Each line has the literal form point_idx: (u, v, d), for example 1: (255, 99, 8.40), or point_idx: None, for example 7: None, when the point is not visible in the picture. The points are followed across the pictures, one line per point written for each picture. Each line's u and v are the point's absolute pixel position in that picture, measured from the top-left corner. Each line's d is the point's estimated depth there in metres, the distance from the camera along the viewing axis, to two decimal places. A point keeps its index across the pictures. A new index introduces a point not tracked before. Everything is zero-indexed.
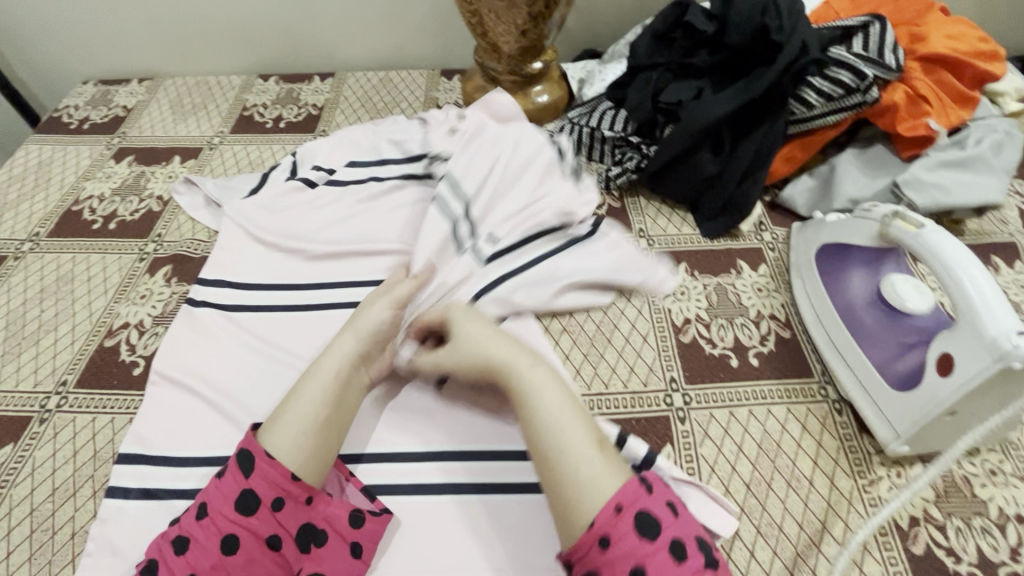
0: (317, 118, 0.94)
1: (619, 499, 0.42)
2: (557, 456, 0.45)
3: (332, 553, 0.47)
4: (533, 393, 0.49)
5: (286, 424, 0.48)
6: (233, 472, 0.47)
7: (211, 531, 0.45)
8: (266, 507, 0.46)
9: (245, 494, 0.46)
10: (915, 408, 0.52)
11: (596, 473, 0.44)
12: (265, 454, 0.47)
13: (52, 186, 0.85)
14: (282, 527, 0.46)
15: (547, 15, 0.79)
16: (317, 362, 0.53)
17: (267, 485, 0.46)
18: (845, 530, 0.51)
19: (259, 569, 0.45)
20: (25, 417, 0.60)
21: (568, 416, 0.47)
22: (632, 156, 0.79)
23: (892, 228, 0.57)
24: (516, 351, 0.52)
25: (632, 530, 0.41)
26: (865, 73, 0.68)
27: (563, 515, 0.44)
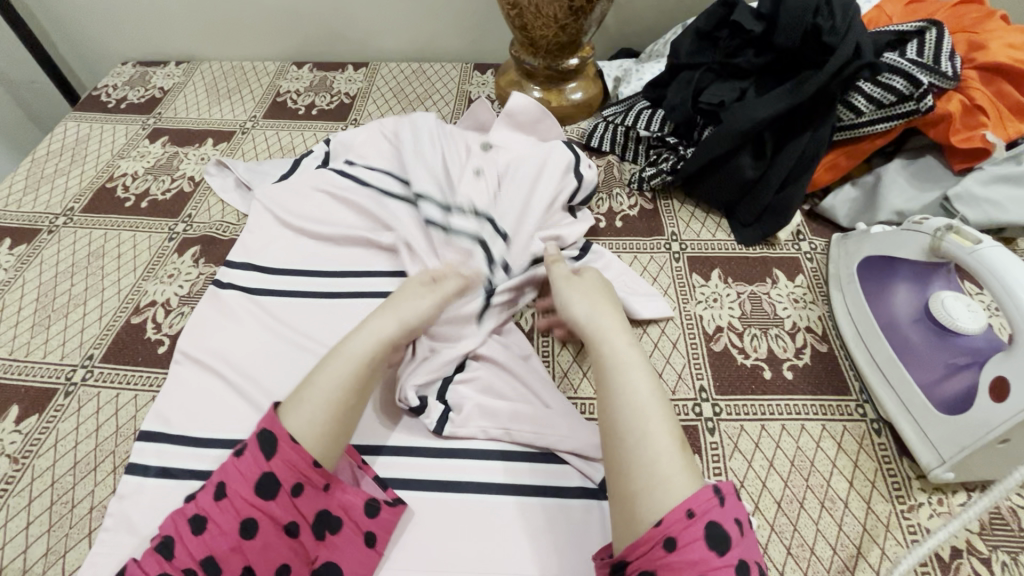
0: (349, 107, 0.94)
1: (691, 505, 0.40)
2: (636, 438, 0.44)
3: (347, 542, 0.47)
4: (623, 369, 0.49)
5: (311, 402, 0.47)
6: (252, 453, 0.45)
7: (229, 514, 0.43)
8: (287, 493, 0.45)
9: (266, 477, 0.44)
10: (964, 434, 0.49)
11: (673, 467, 0.43)
12: (289, 437, 0.45)
13: (88, 163, 0.86)
14: (300, 514, 0.45)
15: (588, 10, 0.77)
16: (346, 340, 0.52)
17: (289, 469, 0.45)
18: (881, 558, 0.48)
19: (275, 555, 0.44)
20: (51, 389, 0.60)
21: (655, 401, 0.47)
22: (668, 157, 0.77)
23: (945, 241, 0.54)
24: (616, 329, 0.53)
25: (701, 539, 0.39)
26: (920, 82, 0.65)
27: (629, 503, 0.42)
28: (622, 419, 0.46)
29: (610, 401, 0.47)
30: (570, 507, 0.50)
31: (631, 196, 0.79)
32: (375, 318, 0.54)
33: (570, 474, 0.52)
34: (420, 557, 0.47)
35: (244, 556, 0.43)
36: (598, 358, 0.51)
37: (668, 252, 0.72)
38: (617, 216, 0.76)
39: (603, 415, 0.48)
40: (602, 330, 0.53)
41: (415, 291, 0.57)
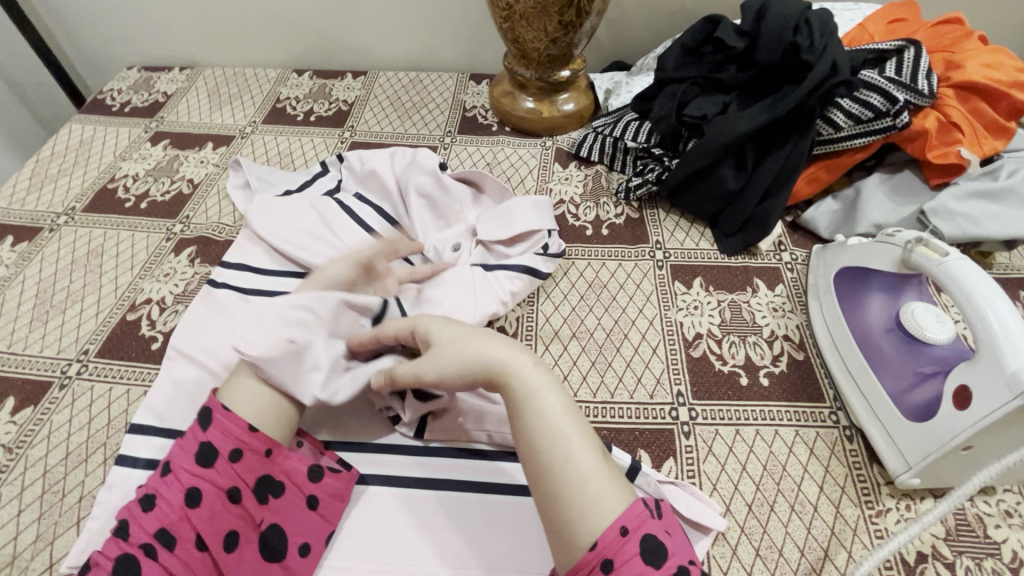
0: (347, 114, 0.97)
1: (624, 521, 0.40)
2: (557, 464, 0.42)
3: (290, 505, 0.49)
4: (531, 399, 0.45)
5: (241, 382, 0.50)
6: (192, 429, 0.47)
7: (174, 487, 0.45)
8: (224, 459, 0.46)
9: (203, 447, 0.46)
10: (929, 441, 0.51)
11: (600, 488, 0.42)
12: (224, 406, 0.48)
13: (91, 164, 0.88)
14: (241, 480, 0.46)
15: (577, 24, 0.80)
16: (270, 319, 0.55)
17: (224, 437, 0.47)
18: (848, 562, 0.50)
19: (222, 522, 0.45)
20: (46, 382, 0.62)
21: (572, 425, 0.44)
22: (654, 168, 0.79)
23: (913, 254, 0.55)
24: (505, 363, 0.46)
25: (638, 555, 0.39)
26: (896, 98, 0.67)
27: (565, 527, 0.41)
28: (540, 449, 0.43)
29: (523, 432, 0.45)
30: None
31: (618, 205, 0.80)
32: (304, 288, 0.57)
33: None
34: (397, 552, 0.49)
35: (193, 525, 0.44)
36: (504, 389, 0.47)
37: (651, 260, 0.74)
38: (604, 224, 0.78)
39: (523, 444, 0.45)
40: (501, 364, 0.47)
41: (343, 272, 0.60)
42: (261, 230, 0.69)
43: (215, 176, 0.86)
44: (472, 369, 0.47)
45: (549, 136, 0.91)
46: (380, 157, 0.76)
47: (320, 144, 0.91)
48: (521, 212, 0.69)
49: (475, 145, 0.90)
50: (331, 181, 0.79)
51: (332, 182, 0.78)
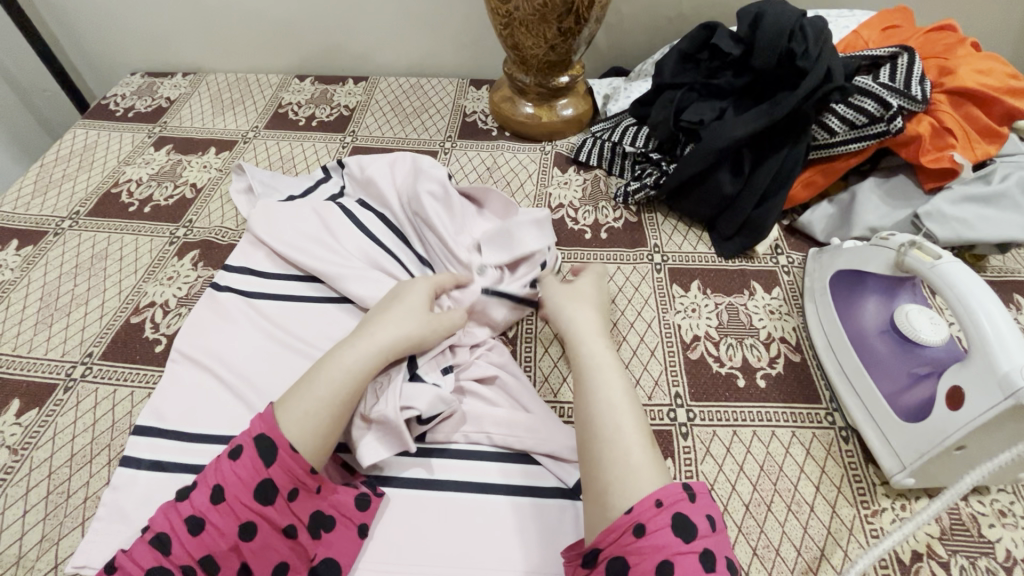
0: (348, 119, 0.98)
1: (660, 495, 0.42)
2: (611, 434, 0.47)
3: (341, 536, 0.49)
4: (603, 370, 0.53)
5: (303, 414, 0.48)
6: (251, 459, 0.46)
7: (227, 516, 0.45)
8: (283, 498, 0.46)
9: (264, 484, 0.46)
10: (923, 441, 0.51)
11: (644, 465, 0.45)
12: (289, 445, 0.47)
13: (95, 169, 0.89)
14: (296, 516, 0.47)
15: (576, 31, 0.81)
16: (338, 351, 0.53)
17: (285, 475, 0.47)
18: (844, 561, 0.50)
19: (273, 554, 0.46)
20: (52, 384, 0.63)
21: (625, 408, 0.49)
22: (652, 172, 0.80)
23: (907, 257, 0.56)
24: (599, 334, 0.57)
25: (668, 527, 0.41)
26: (891, 103, 0.68)
27: (602, 492, 0.44)
28: (600, 409, 0.49)
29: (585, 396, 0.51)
30: (546, 506, 0.52)
31: (616, 209, 0.81)
32: (377, 327, 0.55)
33: (545, 476, 0.53)
34: (394, 551, 0.49)
35: (240, 555, 0.45)
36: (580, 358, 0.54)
37: (650, 263, 0.75)
38: (603, 228, 0.79)
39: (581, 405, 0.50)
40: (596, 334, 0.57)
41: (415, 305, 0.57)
42: (262, 235, 0.71)
43: (217, 180, 0.87)
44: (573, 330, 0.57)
45: (548, 141, 0.92)
46: (382, 163, 0.76)
47: (322, 149, 0.92)
48: (527, 236, 0.68)
49: (475, 150, 0.91)
50: (335, 187, 0.80)
51: (336, 187, 0.79)
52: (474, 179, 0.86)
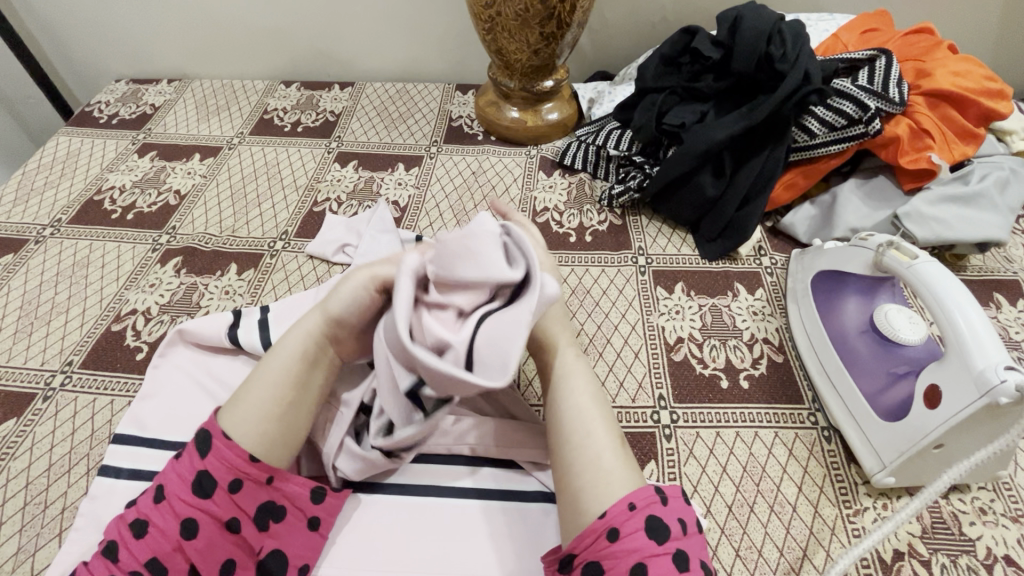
0: (334, 124, 0.98)
1: (632, 498, 0.41)
2: (573, 438, 0.45)
3: (290, 528, 0.47)
4: (570, 380, 0.49)
5: (243, 408, 0.46)
6: (189, 453, 0.45)
7: (167, 515, 0.43)
8: (223, 490, 0.44)
9: (201, 476, 0.44)
10: (901, 439, 0.52)
11: (614, 467, 0.44)
12: (224, 434, 0.45)
13: (77, 176, 0.89)
14: (241, 510, 0.44)
15: (559, 36, 0.81)
16: (283, 340, 0.50)
17: (224, 467, 0.44)
18: (826, 561, 0.50)
19: (219, 551, 0.43)
20: (30, 394, 0.62)
21: (595, 412, 0.47)
22: (635, 175, 0.81)
23: (885, 257, 0.56)
24: (565, 334, 0.52)
25: (642, 530, 0.40)
26: (868, 106, 0.69)
27: (574, 498, 0.43)
28: (564, 422, 0.46)
29: (556, 404, 0.48)
30: (528, 509, 0.51)
31: (601, 212, 0.82)
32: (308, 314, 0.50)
33: (527, 480, 0.53)
34: (382, 556, 0.49)
35: (186, 556, 0.42)
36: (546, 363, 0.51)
37: (634, 266, 0.75)
38: (588, 231, 0.79)
39: (551, 415, 0.48)
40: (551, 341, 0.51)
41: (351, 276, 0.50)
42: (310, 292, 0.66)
43: (201, 187, 0.87)
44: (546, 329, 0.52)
45: (534, 145, 0.93)
46: None
47: (307, 154, 0.92)
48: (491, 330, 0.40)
49: (460, 155, 0.91)
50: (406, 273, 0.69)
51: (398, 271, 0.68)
52: (459, 184, 0.86)
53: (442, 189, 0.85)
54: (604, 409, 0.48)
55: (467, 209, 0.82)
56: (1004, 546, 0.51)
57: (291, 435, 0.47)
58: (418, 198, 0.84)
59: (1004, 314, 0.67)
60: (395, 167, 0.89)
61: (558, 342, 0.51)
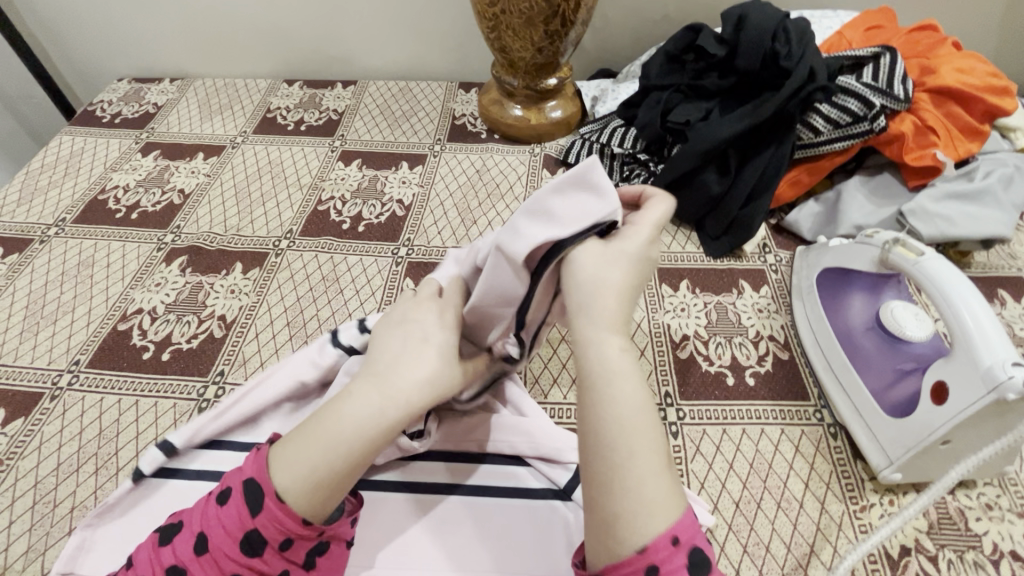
0: (337, 123, 0.98)
1: (676, 530, 0.35)
2: (613, 449, 0.37)
3: (335, 559, 0.44)
4: (610, 382, 0.39)
5: (309, 461, 0.39)
6: (236, 505, 0.39)
7: (212, 569, 0.38)
8: (273, 549, 0.39)
9: (249, 535, 0.38)
10: (908, 435, 0.52)
11: (659, 492, 0.36)
12: (278, 493, 0.38)
13: (81, 176, 0.89)
14: (290, 561, 0.40)
15: (563, 33, 0.81)
16: (365, 398, 0.42)
17: (274, 528, 0.38)
18: (834, 557, 0.50)
19: None
20: (37, 393, 0.62)
21: (645, 423, 0.38)
22: (640, 173, 0.81)
23: (891, 254, 0.56)
24: (614, 320, 0.42)
25: (684, 567, 0.34)
26: (873, 103, 0.69)
27: (607, 522, 0.36)
28: (603, 428, 0.38)
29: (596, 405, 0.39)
30: (536, 506, 0.51)
31: None
32: (407, 368, 0.44)
33: (534, 477, 0.54)
34: (389, 554, 0.49)
35: None
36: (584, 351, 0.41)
37: None
38: None
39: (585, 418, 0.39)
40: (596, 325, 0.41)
41: (425, 304, 0.49)
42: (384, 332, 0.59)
43: (205, 186, 0.87)
44: (586, 308, 0.42)
45: (537, 144, 0.93)
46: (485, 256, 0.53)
47: (311, 153, 0.92)
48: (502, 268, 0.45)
49: (464, 153, 0.91)
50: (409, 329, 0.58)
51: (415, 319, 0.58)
52: (463, 182, 0.86)
53: (446, 188, 0.85)
54: (652, 421, 0.38)
55: (471, 207, 0.82)
56: (1010, 541, 0.51)
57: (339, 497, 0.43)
58: (422, 196, 0.84)
59: (1009, 310, 0.67)
60: (399, 165, 0.89)
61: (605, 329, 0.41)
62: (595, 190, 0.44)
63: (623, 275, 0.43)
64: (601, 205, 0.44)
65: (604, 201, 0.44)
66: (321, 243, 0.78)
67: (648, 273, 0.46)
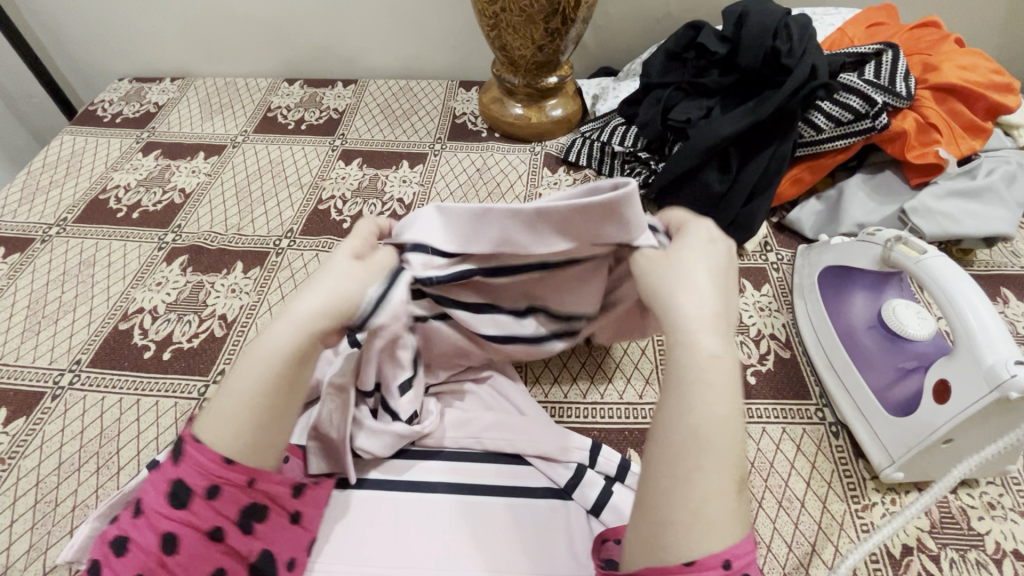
0: (338, 121, 0.98)
1: (730, 554, 0.33)
2: (680, 459, 0.35)
3: (276, 528, 0.43)
4: (692, 387, 0.36)
5: (216, 406, 0.41)
6: (165, 465, 0.41)
7: (146, 530, 0.39)
8: (198, 497, 0.39)
9: (175, 485, 0.39)
10: (910, 434, 0.52)
11: (719, 514, 0.33)
12: (195, 437, 0.40)
13: (82, 175, 0.89)
14: (222, 516, 0.40)
15: (563, 31, 0.81)
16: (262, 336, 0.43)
17: (196, 473, 0.39)
18: (835, 556, 0.50)
19: (204, 562, 0.39)
20: (39, 392, 0.62)
21: (722, 440, 0.35)
22: (641, 171, 0.81)
23: (894, 252, 0.56)
24: (712, 323, 0.38)
25: None
26: (875, 101, 0.69)
27: (655, 528, 0.34)
28: (676, 432, 0.35)
29: (673, 407, 0.36)
30: (537, 506, 0.51)
31: None
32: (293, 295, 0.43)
33: (535, 476, 0.53)
34: (387, 553, 0.48)
35: (170, 571, 0.38)
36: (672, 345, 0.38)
37: None
38: None
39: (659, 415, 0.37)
40: (691, 323, 0.38)
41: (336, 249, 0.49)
42: None
43: (206, 185, 0.87)
44: (670, 302, 0.40)
45: (538, 142, 0.92)
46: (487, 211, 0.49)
47: (311, 152, 0.92)
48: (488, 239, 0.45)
49: (464, 152, 0.91)
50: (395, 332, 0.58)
51: None
52: (464, 181, 0.86)
53: (447, 186, 0.85)
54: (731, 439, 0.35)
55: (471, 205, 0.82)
56: (1013, 541, 0.51)
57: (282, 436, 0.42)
58: (423, 194, 0.84)
59: (1012, 308, 0.67)
60: (399, 164, 0.89)
61: (698, 330, 0.38)
62: (620, 220, 0.43)
63: (712, 283, 0.40)
64: (618, 233, 0.43)
65: (622, 228, 0.43)
66: (321, 242, 0.78)
67: (724, 259, 0.43)
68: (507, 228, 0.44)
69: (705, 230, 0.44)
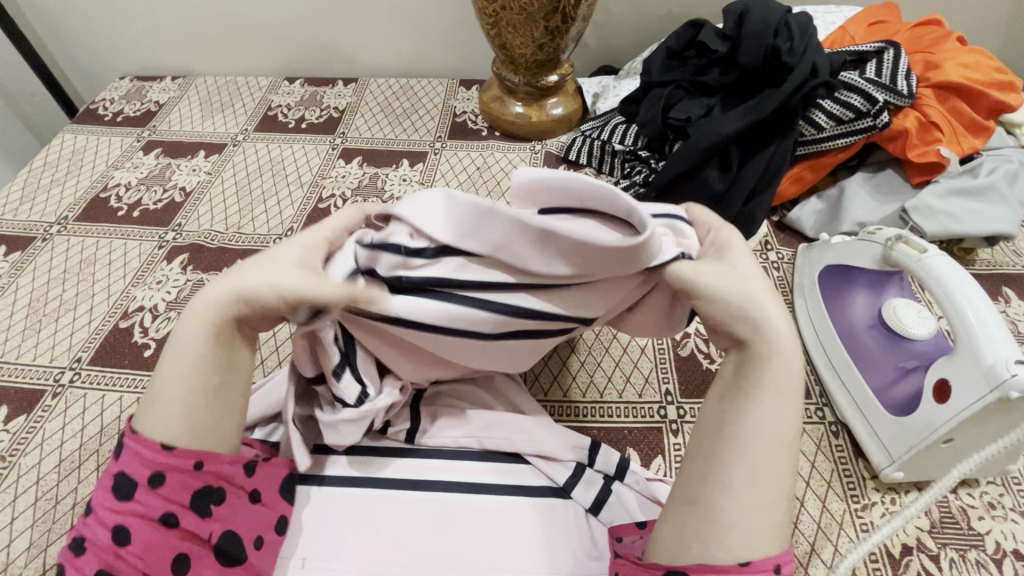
0: (338, 120, 0.98)
1: (780, 559, 0.35)
2: (745, 464, 0.36)
3: (234, 508, 0.44)
4: (763, 397, 0.38)
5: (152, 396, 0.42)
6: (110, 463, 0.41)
7: (98, 527, 0.39)
8: (143, 485, 0.40)
9: (119, 478, 0.40)
10: (910, 433, 0.51)
11: (771, 519, 0.36)
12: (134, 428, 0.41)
13: (83, 174, 0.89)
14: (172, 501, 0.40)
15: (564, 29, 0.80)
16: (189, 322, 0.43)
17: (138, 462, 0.40)
18: (834, 555, 0.50)
19: (163, 549, 0.39)
20: (39, 389, 0.63)
21: (782, 452, 0.37)
22: (641, 170, 0.81)
23: (894, 251, 0.55)
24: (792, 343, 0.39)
25: None
26: (876, 99, 0.69)
27: (710, 524, 0.35)
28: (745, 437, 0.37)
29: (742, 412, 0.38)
30: (536, 505, 0.50)
31: None
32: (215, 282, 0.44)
33: (532, 475, 0.52)
34: (385, 552, 0.48)
35: (129, 562, 0.38)
36: (754, 356, 0.39)
37: None
38: None
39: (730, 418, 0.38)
40: (774, 338, 0.39)
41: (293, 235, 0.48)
42: None
43: (207, 183, 0.87)
44: (752, 314, 0.39)
45: (539, 140, 0.92)
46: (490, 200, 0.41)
47: (311, 150, 0.92)
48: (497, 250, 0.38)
49: (464, 151, 0.91)
50: None
51: None
52: (464, 179, 0.86)
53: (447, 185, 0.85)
54: (786, 453, 0.37)
55: None
56: (1013, 541, 0.51)
57: (226, 413, 0.43)
58: None
59: (1013, 308, 0.67)
60: (399, 163, 0.89)
61: (777, 349, 0.39)
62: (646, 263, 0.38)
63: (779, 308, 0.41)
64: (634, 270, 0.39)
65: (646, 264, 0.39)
66: None
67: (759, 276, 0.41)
68: (512, 233, 0.37)
69: (740, 241, 0.43)
